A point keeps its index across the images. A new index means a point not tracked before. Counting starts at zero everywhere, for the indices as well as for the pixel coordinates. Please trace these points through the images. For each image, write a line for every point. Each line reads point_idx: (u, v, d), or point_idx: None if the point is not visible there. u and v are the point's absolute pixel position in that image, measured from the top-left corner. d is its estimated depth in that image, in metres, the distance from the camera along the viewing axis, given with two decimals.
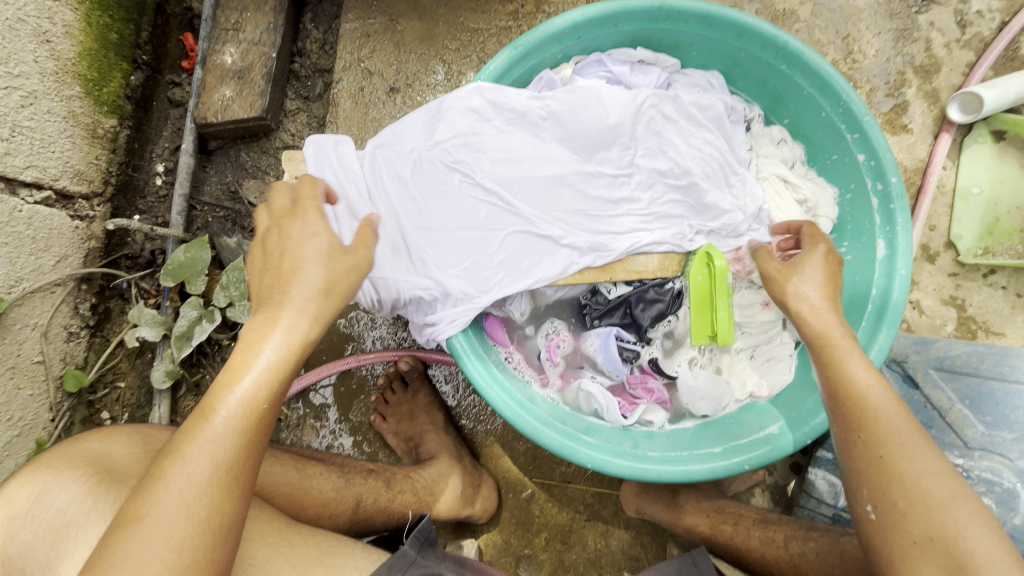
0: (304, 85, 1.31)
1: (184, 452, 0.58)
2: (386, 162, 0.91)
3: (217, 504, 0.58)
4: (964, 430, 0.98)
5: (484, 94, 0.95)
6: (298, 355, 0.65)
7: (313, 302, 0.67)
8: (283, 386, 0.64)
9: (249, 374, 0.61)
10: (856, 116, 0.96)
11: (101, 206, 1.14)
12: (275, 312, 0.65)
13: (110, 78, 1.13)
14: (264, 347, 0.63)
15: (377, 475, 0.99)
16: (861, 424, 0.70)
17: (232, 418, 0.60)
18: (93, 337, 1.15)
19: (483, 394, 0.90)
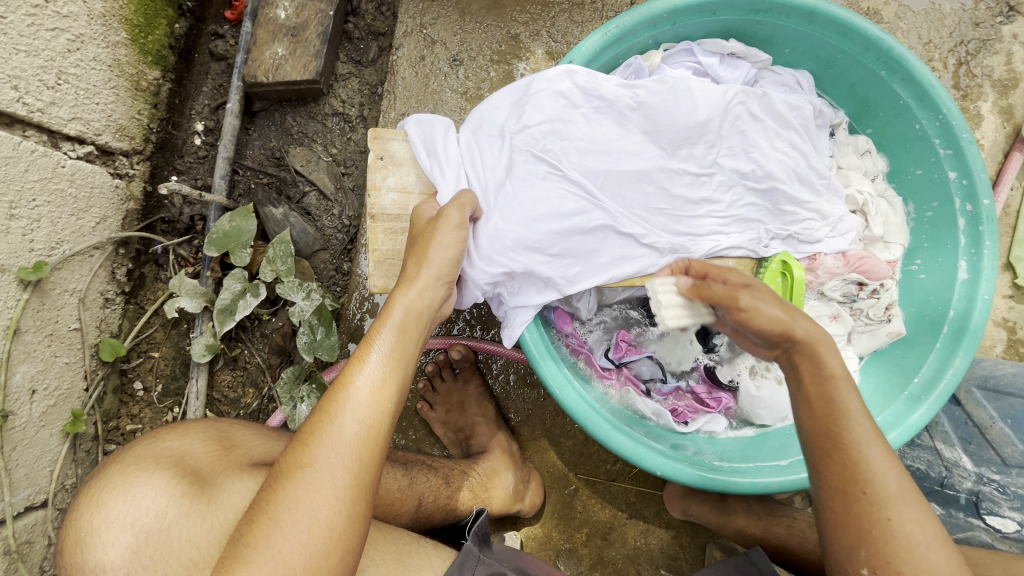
0: (357, 48, 1.23)
1: (353, 388, 0.61)
2: (480, 147, 0.87)
3: (382, 437, 0.61)
4: (1003, 448, 0.89)
5: (575, 78, 0.89)
6: (418, 316, 0.70)
7: (445, 262, 0.73)
8: (413, 344, 0.68)
9: (385, 332, 0.66)
10: (954, 131, 0.93)
11: (140, 164, 1.06)
12: (414, 272, 0.72)
13: (156, 25, 1.04)
14: (405, 300, 0.69)
15: (434, 471, 0.95)
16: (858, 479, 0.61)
17: (387, 357, 0.64)
18: (128, 304, 1.08)
19: (554, 395, 0.87)
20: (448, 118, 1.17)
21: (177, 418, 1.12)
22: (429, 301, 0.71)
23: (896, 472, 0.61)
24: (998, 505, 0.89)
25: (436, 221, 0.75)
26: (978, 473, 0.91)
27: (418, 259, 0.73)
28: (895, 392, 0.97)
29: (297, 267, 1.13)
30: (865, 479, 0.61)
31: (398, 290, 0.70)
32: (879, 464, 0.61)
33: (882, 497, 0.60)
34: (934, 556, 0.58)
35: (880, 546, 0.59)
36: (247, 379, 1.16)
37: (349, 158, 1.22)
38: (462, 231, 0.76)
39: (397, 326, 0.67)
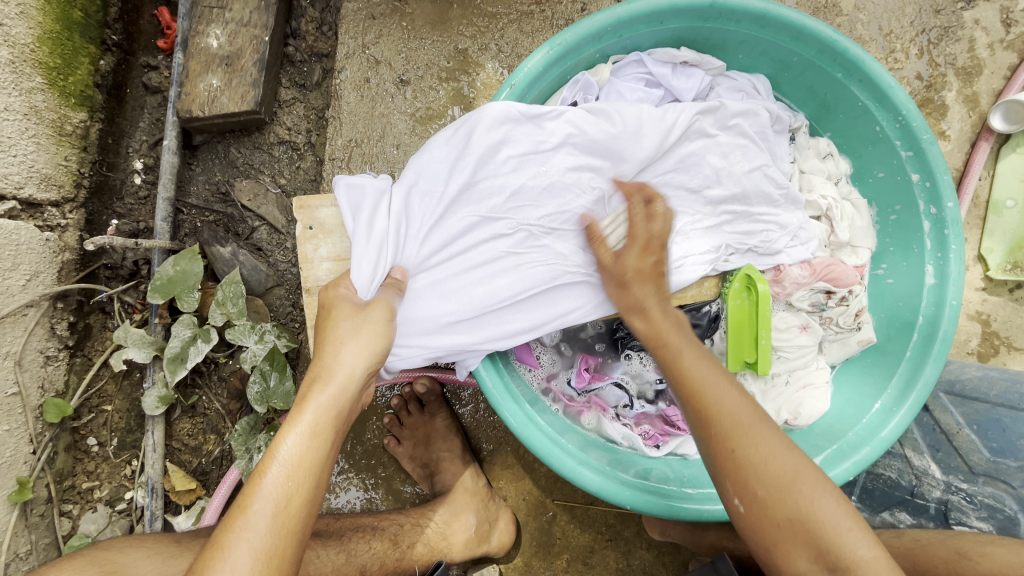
0: (299, 71, 1.17)
1: (250, 517, 0.59)
2: (419, 200, 0.83)
3: (286, 562, 0.59)
4: (969, 455, 0.87)
5: (511, 121, 0.83)
6: (332, 416, 0.66)
7: (365, 352, 0.71)
8: (326, 448, 0.65)
9: (290, 441, 0.63)
10: (915, 132, 0.90)
11: (74, 213, 1.01)
12: (329, 367, 0.69)
13: (76, 65, 0.99)
14: (316, 404, 0.65)
15: (380, 533, 0.90)
16: (706, 416, 0.69)
17: (293, 473, 0.62)
18: (73, 358, 1.03)
19: (516, 433, 0.84)
20: (398, 141, 1.12)
21: (136, 471, 1.09)
22: (348, 397, 0.68)
23: (741, 402, 0.69)
24: (966, 515, 0.85)
25: (363, 310, 0.74)
26: (946, 482, 0.89)
27: (336, 351, 0.70)
28: (867, 403, 0.95)
29: (250, 307, 1.09)
30: (709, 415, 0.69)
31: (311, 390, 0.67)
32: (719, 399, 0.70)
33: (730, 425, 0.68)
34: (784, 462, 0.64)
35: (740, 470, 0.65)
36: (208, 426, 1.12)
37: (299, 188, 1.17)
38: (387, 319, 0.75)
39: (310, 430, 0.64)
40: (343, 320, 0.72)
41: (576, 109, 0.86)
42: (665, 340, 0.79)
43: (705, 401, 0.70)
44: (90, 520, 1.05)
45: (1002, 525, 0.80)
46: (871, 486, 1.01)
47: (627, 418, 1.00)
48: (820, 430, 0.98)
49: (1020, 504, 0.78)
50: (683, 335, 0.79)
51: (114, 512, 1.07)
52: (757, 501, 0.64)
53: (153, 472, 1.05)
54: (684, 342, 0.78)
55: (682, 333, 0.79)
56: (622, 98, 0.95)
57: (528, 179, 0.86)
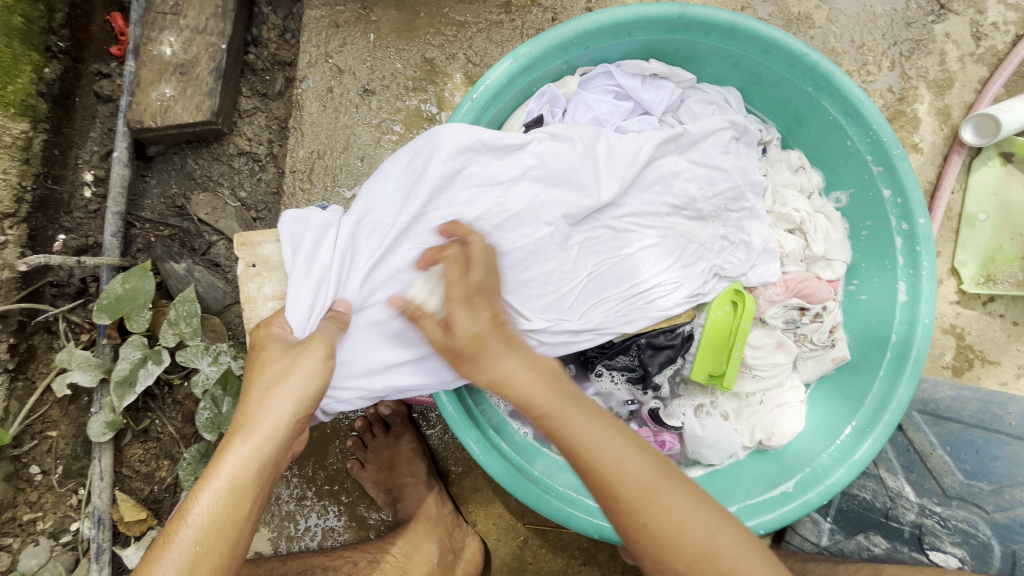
0: (261, 80, 1.13)
1: None
2: (369, 232, 0.79)
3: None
4: (943, 478, 0.88)
5: (471, 153, 0.82)
6: (250, 474, 0.62)
7: (293, 398, 0.67)
8: (242, 508, 0.61)
9: (202, 500, 0.60)
10: (886, 148, 0.89)
11: (15, 228, 0.95)
12: (253, 418, 0.65)
13: (17, 72, 0.93)
14: (236, 457, 0.62)
15: (335, 573, 0.86)
16: (556, 436, 0.65)
17: (202, 537, 0.59)
18: (14, 382, 0.98)
19: (479, 462, 0.80)
20: (362, 153, 1.08)
21: (83, 501, 1.03)
22: (272, 450, 0.64)
23: (605, 439, 0.64)
24: (941, 540, 0.86)
25: (294, 351, 0.70)
26: (921, 505, 0.89)
27: (263, 401, 0.66)
28: (840, 424, 0.93)
29: (206, 326, 1.04)
30: (577, 446, 0.64)
31: (230, 444, 0.63)
32: (584, 431, 0.65)
33: (628, 472, 0.62)
34: (683, 519, 0.60)
35: (632, 524, 0.61)
36: (161, 451, 1.06)
37: (260, 201, 1.12)
38: (325, 358, 0.70)
39: (224, 489, 0.61)
40: (278, 362, 0.69)
41: (540, 139, 0.86)
42: (488, 348, 0.70)
43: (563, 426, 0.65)
44: (31, 554, 0.99)
45: (974, 552, 0.84)
46: (846, 507, 0.99)
47: None
48: (794, 452, 0.95)
49: (994, 530, 0.82)
50: (559, 387, 0.69)
51: (58, 545, 1.01)
52: (681, 574, 0.59)
53: (100, 502, 0.99)
54: (562, 402, 0.67)
55: (551, 397, 0.67)
56: (590, 111, 0.93)
57: (490, 202, 0.84)
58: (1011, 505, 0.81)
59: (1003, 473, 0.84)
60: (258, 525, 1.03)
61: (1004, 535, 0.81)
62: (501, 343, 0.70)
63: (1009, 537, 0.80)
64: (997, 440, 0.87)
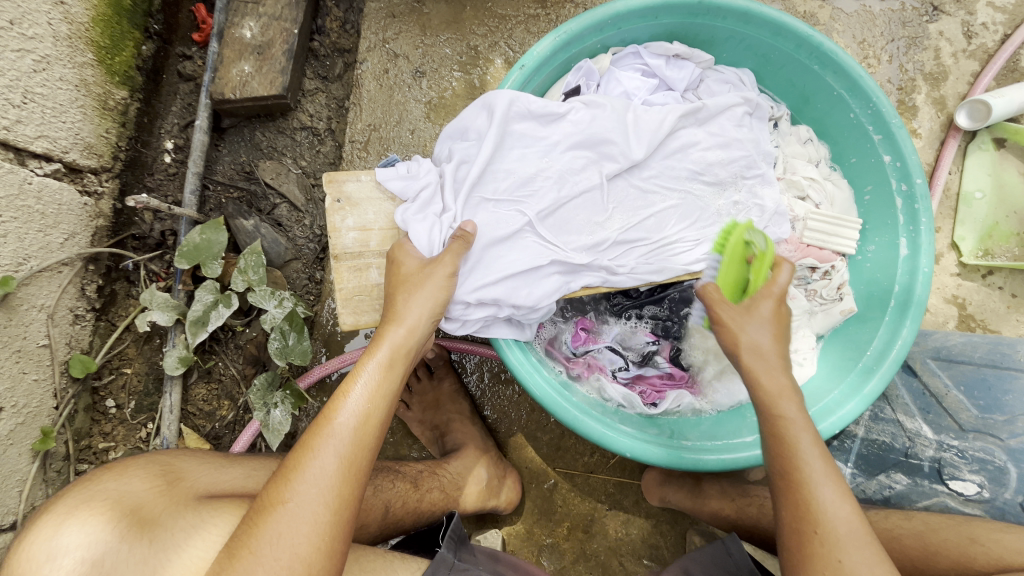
0: (323, 64, 1.27)
1: (336, 424, 0.67)
2: (459, 171, 0.93)
3: (358, 468, 0.66)
4: (958, 414, 0.99)
5: (522, 116, 0.95)
6: (400, 355, 0.76)
7: (428, 302, 0.80)
8: (395, 380, 0.74)
9: (367, 369, 0.72)
10: (885, 117, 0.99)
11: (109, 182, 1.08)
12: (398, 313, 0.79)
13: (122, 46, 1.07)
14: (390, 340, 0.76)
15: (402, 475, 0.93)
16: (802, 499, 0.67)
17: (373, 395, 0.71)
18: (98, 321, 1.08)
19: (523, 383, 0.90)
20: (413, 127, 1.21)
21: (151, 433, 1.12)
22: (413, 337, 0.78)
23: (844, 505, 0.66)
24: (959, 470, 0.97)
25: (427, 267, 0.82)
26: (939, 441, 0.99)
27: (406, 299, 0.80)
28: (851, 365, 1.01)
29: (270, 277, 1.15)
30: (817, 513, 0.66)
31: (385, 330, 0.77)
32: (826, 498, 0.66)
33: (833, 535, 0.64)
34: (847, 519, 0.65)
35: None
36: (223, 392, 1.16)
37: (318, 170, 1.25)
38: (445, 274, 0.84)
39: (385, 363, 0.74)
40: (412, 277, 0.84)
41: (577, 107, 0.97)
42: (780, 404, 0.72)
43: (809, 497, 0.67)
44: None
45: (991, 476, 0.94)
46: (866, 452, 1.08)
47: (623, 379, 1.05)
48: (808, 393, 1.03)
49: (1009, 455, 0.93)
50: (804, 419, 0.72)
51: None
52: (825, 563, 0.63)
53: (169, 433, 1.09)
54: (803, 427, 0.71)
55: (796, 389, 0.74)
56: (620, 85, 1.05)
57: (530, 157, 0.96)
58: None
59: (1014, 405, 0.95)
60: None
61: (1020, 458, 0.92)
62: (755, 323, 0.79)
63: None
64: (1009, 376, 0.97)
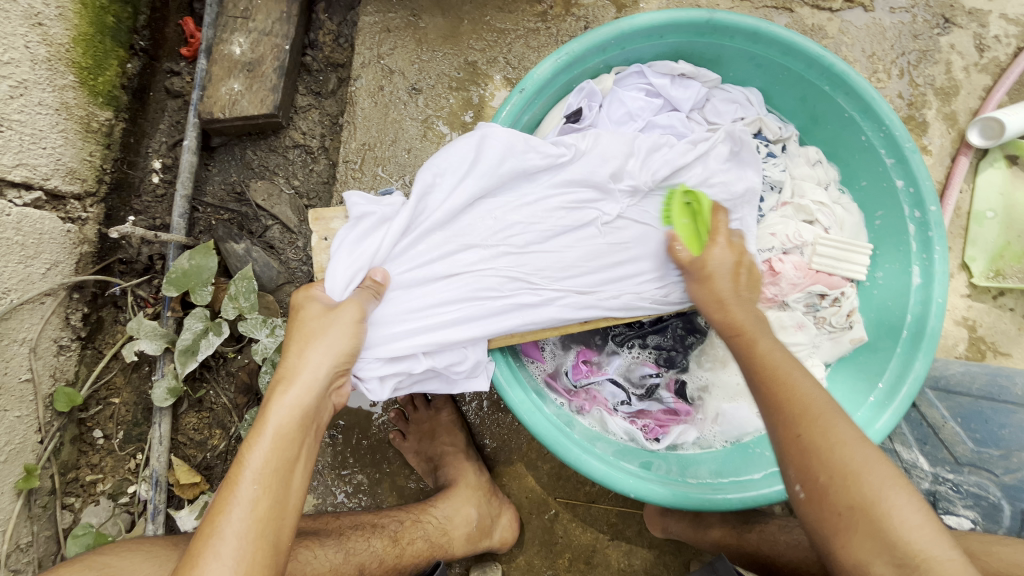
0: (316, 80, 1.23)
1: (222, 520, 0.61)
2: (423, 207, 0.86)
3: (261, 562, 0.60)
4: (955, 447, 0.95)
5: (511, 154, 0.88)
6: (297, 422, 0.68)
7: (331, 352, 0.73)
8: (293, 451, 0.67)
9: (258, 447, 0.65)
10: (897, 141, 0.96)
11: (94, 207, 1.04)
12: (292, 370, 0.71)
13: (106, 66, 1.03)
14: (279, 406, 0.68)
15: (380, 530, 0.94)
16: (782, 398, 0.68)
17: (260, 475, 0.63)
18: (84, 350, 1.05)
19: (523, 421, 0.87)
20: (409, 146, 1.17)
21: (141, 465, 1.09)
22: (312, 396, 0.70)
23: (816, 388, 0.68)
24: (953, 504, 0.93)
25: (331, 312, 0.77)
26: (934, 473, 0.96)
27: (300, 354, 0.73)
28: (861, 397, 0.99)
29: (262, 303, 1.11)
30: (789, 399, 0.67)
31: (275, 392, 0.69)
32: (806, 389, 0.68)
33: (801, 410, 0.65)
34: (861, 450, 0.61)
35: (809, 449, 0.63)
36: (214, 421, 1.12)
37: (312, 190, 1.21)
38: (353, 322, 0.77)
39: (276, 437, 0.66)
40: (305, 325, 0.76)
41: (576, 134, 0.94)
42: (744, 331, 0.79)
43: (789, 382, 0.69)
44: (92, 513, 1.05)
45: (985, 512, 0.90)
46: None
47: (625, 414, 1.03)
48: None
49: (1004, 491, 0.90)
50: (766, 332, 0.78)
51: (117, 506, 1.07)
52: (820, 486, 0.61)
53: (158, 465, 1.06)
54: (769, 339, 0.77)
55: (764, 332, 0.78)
56: (624, 106, 1.01)
57: (533, 181, 0.91)
58: (1019, 467, 0.89)
59: (1011, 439, 0.91)
60: None
61: (1013, 495, 0.89)
62: None
63: (1018, 496, 0.88)
64: (1006, 409, 0.94)
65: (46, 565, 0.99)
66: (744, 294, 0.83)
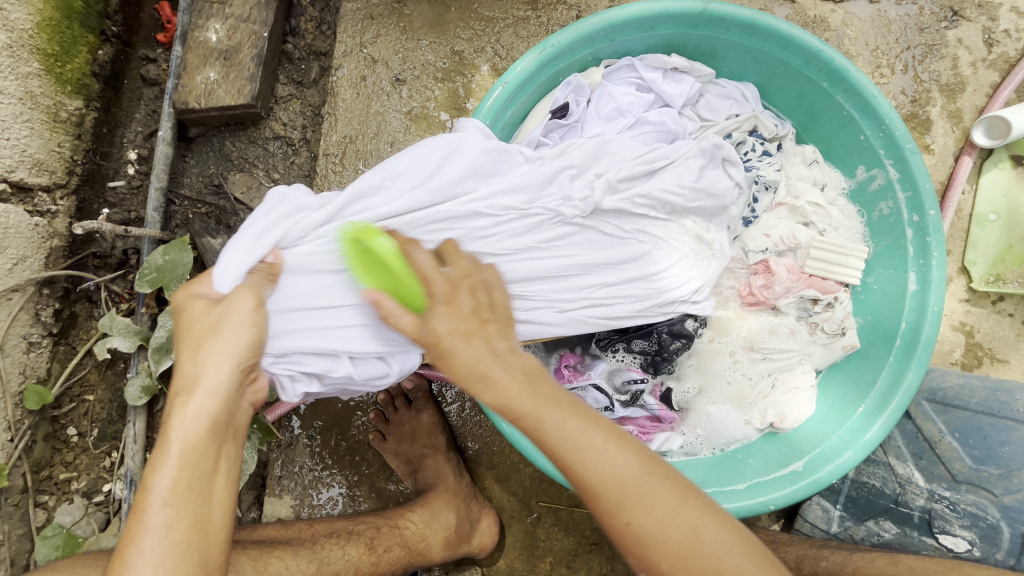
0: (297, 68, 1.18)
1: (131, 558, 0.58)
2: (347, 204, 0.80)
3: None
4: (952, 463, 0.93)
5: (448, 148, 0.83)
6: (204, 435, 0.63)
7: (231, 351, 0.67)
8: (202, 466, 0.62)
9: (164, 470, 0.61)
10: (897, 141, 0.92)
11: (65, 199, 1.01)
12: (192, 379, 0.65)
13: (74, 53, 0.99)
14: (183, 417, 0.63)
15: (355, 538, 0.92)
16: (611, 497, 0.59)
17: (170, 500, 0.60)
18: (57, 346, 1.02)
19: (501, 428, 0.85)
20: (392, 139, 1.14)
21: (116, 463, 1.07)
22: (219, 401, 0.65)
23: (625, 458, 0.60)
24: (949, 523, 0.92)
25: (222, 305, 0.70)
26: (930, 490, 0.94)
27: (197, 360, 0.66)
28: (851, 406, 0.96)
29: None
30: (595, 487, 0.59)
31: (175, 405, 0.64)
32: (622, 471, 0.60)
33: (618, 493, 0.59)
34: (719, 539, 0.57)
35: (669, 560, 0.57)
36: None
37: (292, 183, 1.18)
38: (253, 310, 0.70)
39: (185, 454, 0.62)
40: (214, 320, 0.69)
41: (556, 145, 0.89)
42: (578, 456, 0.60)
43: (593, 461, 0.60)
44: (66, 511, 1.03)
45: (983, 534, 0.90)
46: (855, 494, 1.00)
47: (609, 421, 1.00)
48: (805, 435, 0.98)
49: (1002, 513, 0.88)
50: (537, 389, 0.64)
51: (91, 504, 1.06)
52: None
53: (133, 463, 1.03)
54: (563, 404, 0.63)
55: (590, 420, 0.62)
56: (613, 101, 0.97)
57: (507, 179, 0.86)
58: (1019, 488, 0.88)
59: (1011, 458, 0.89)
60: (281, 493, 1.08)
61: (1012, 517, 0.88)
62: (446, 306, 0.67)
63: (1017, 519, 0.87)
64: (1004, 425, 0.92)
65: (19, 563, 0.98)
66: (726, 316, 0.77)
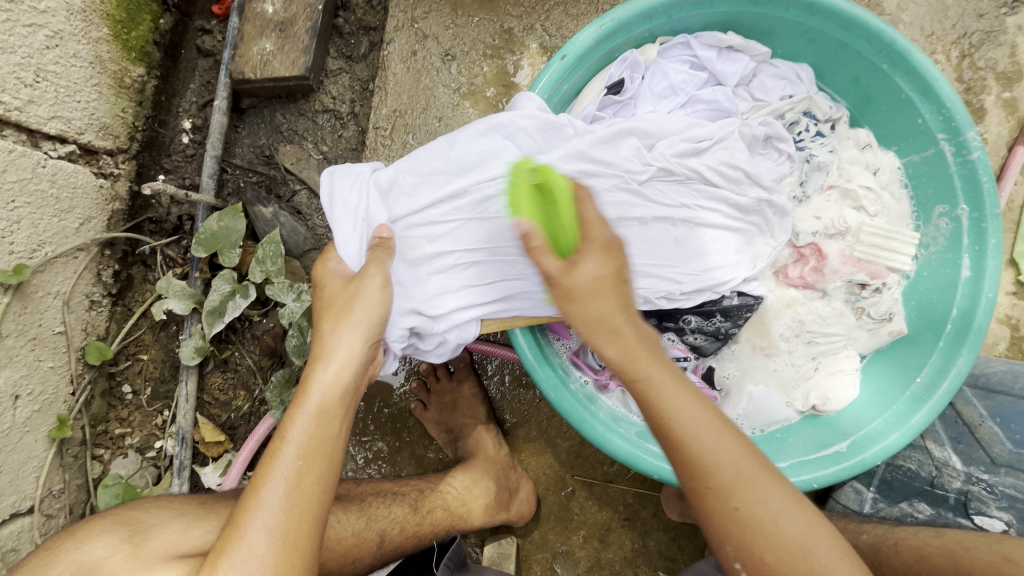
0: (347, 43, 1.20)
1: (263, 496, 0.61)
2: (414, 179, 0.83)
3: (306, 533, 0.61)
4: (992, 447, 0.89)
5: (495, 129, 0.84)
6: (336, 398, 0.67)
7: (362, 325, 0.72)
8: (332, 427, 0.66)
9: (297, 422, 0.65)
10: (957, 124, 0.90)
11: (126, 164, 1.04)
12: (328, 346, 0.70)
13: (138, 20, 1.02)
14: (321, 380, 0.68)
15: (400, 499, 0.94)
16: (702, 469, 0.60)
17: (303, 451, 0.63)
18: (115, 306, 1.06)
19: (549, 397, 0.86)
20: (441, 114, 1.15)
21: (167, 421, 1.10)
22: (350, 371, 0.70)
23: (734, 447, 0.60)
24: (986, 505, 0.87)
25: (352, 284, 0.74)
26: (967, 472, 0.91)
27: (335, 331, 0.72)
28: (897, 391, 0.95)
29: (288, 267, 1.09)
30: (708, 470, 0.60)
31: (314, 370, 0.69)
32: (714, 445, 0.60)
33: (728, 479, 0.59)
34: (794, 517, 0.58)
35: (742, 537, 0.58)
36: (239, 381, 1.13)
37: (340, 155, 1.19)
38: (381, 287, 0.74)
39: (319, 412, 0.66)
40: (351, 293, 0.73)
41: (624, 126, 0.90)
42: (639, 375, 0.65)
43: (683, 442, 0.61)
44: (121, 464, 1.08)
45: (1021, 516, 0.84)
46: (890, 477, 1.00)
47: None
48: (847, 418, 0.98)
49: None
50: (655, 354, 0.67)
51: (144, 459, 1.10)
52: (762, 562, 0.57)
53: (185, 422, 1.07)
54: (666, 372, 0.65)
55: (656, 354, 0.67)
56: (666, 79, 0.97)
57: (560, 147, 0.85)
58: None
59: None
60: None
61: None
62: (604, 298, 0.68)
63: None
64: None
65: (77, 511, 1.03)
66: None
